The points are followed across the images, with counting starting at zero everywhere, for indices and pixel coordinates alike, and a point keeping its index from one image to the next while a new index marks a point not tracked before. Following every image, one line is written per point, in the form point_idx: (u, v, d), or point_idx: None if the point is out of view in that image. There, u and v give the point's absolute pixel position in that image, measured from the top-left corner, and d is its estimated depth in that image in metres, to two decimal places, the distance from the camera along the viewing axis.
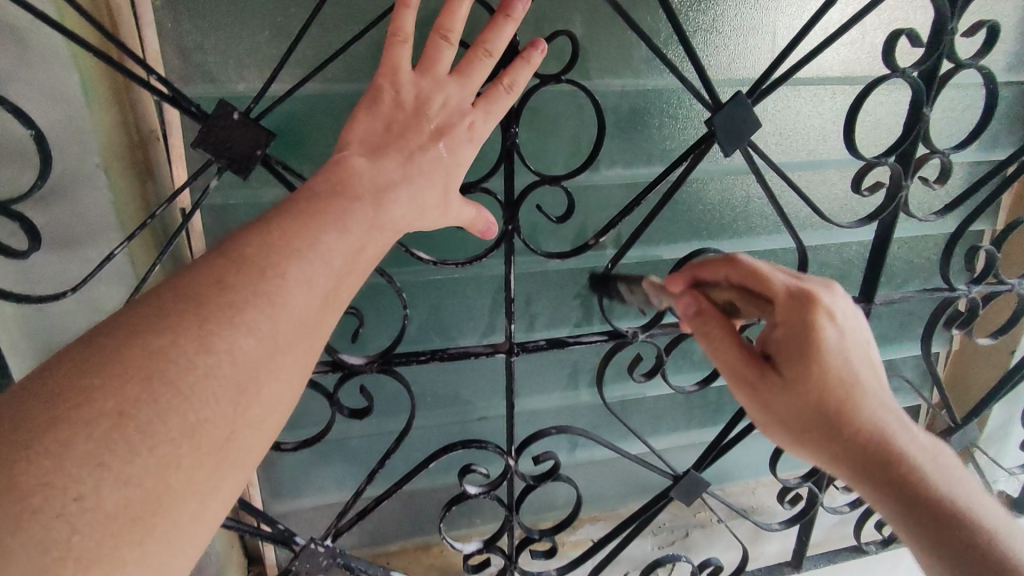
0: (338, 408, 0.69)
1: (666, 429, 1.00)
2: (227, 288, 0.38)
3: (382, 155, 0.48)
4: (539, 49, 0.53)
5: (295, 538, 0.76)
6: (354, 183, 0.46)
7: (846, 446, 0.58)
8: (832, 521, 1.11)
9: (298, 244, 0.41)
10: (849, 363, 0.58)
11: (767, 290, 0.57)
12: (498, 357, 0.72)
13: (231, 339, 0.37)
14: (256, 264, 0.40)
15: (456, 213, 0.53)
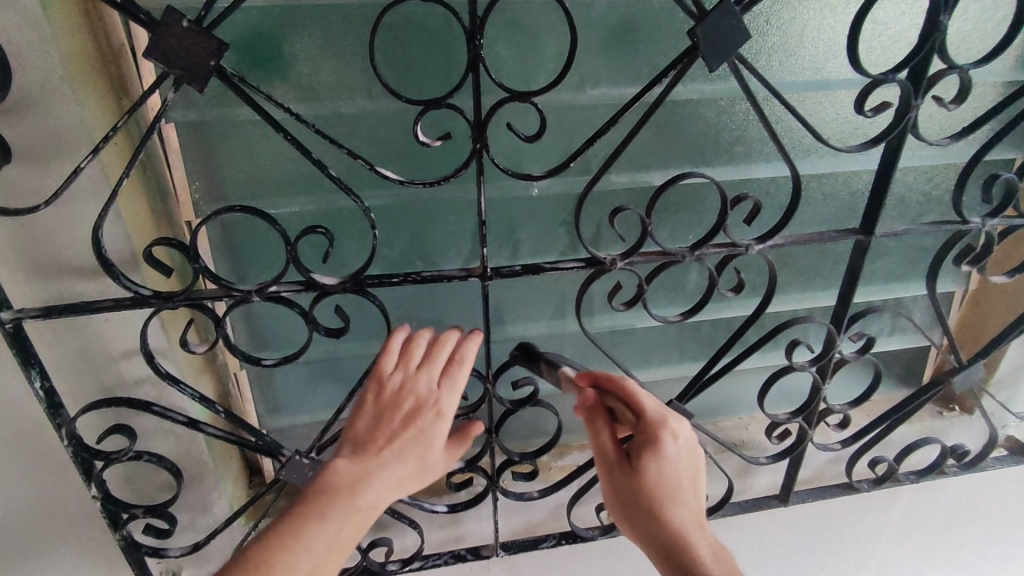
0: (314, 326, 0.71)
1: (656, 361, 1.00)
2: (285, 532, 0.60)
3: (385, 391, 0.69)
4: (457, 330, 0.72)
5: (281, 450, 0.80)
6: (381, 424, 0.67)
7: (660, 531, 0.67)
8: (825, 457, 1.11)
9: (318, 515, 0.61)
10: (684, 484, 0.68)
11: (641, 406, 0.70)
12: (472, 281, 0.72)
13: (318, 562, 0.60)
14: (340, 500, 0.62)
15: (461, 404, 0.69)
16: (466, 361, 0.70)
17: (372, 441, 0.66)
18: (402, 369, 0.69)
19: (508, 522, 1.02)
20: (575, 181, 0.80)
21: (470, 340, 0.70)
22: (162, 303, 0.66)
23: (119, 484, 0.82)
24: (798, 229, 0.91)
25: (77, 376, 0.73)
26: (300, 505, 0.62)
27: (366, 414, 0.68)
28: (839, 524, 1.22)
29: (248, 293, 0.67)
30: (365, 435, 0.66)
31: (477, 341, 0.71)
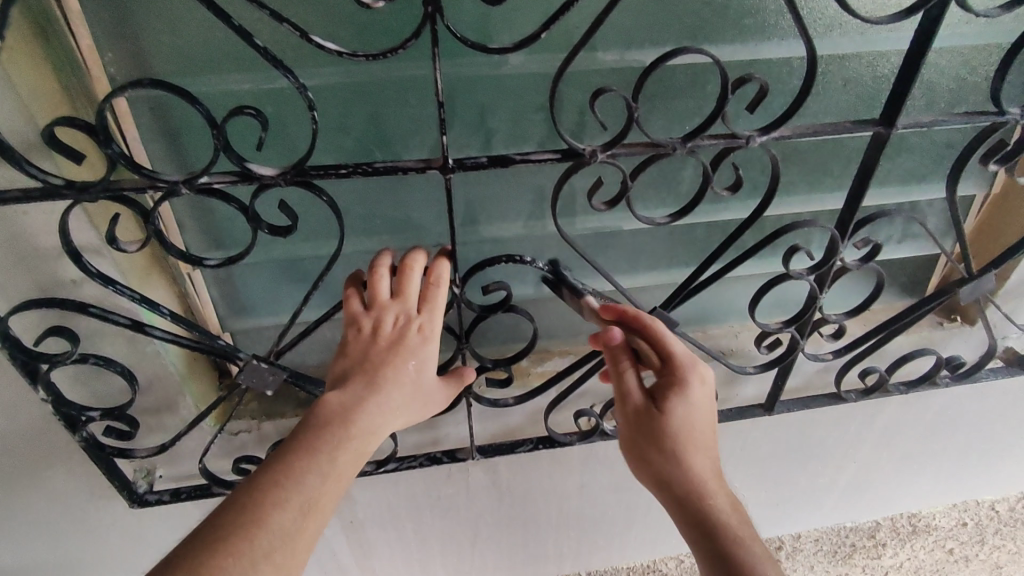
0: (255, 224, 0.63)
1: (643, 266, 0.93)
2: (280, 463, 0.56)
3: (355, 329, 0.67)
4: (415, 250, 0.69)
5: (238, 355, 0.76)
6: (359, 359, 0.65)
7: (681, 475, 0.67)
8: (816, 367, 1.07)
9: (313, 443, 0.58)
10: (703, 428, 0.70)
11: (671, 351, 0.70)
12: (432, 175, 0.64)
13: (320, 492, 0.55)
14: (334, 428, 0.59)
15: (430, 318, 0.67)
16: (441, 281, 0.69)
17: (364, 370, 0.64)
18: (372, 305, 0.67)
19: (485, 427, 1.00)
20: (554, 58, 0.69)
21: (440, 260, 0.69)
22: (79, 195, 0.58)
23: (74, 386, 0.79)
24: (810, 120, 0.80)
25: (5, 274, 0.67)
26: (287, 442, 0.58)
27: (350, 353, 0.66)
28: (823, 432, 1.22)
29: (176, 184, 0.59)
30: (345, 369, 0.65)
31: (446, 262, 0.70)
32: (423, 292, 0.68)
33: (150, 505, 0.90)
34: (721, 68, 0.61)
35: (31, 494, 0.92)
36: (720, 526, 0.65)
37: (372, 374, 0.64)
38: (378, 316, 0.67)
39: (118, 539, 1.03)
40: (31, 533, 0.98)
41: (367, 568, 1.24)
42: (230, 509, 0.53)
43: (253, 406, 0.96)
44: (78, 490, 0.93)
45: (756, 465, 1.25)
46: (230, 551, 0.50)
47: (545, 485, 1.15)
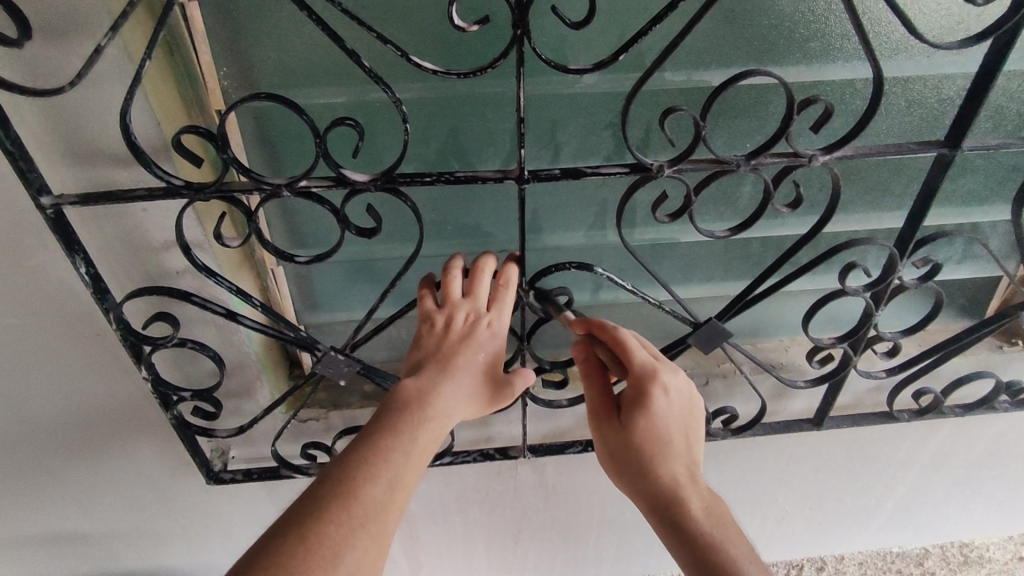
0: (345, 225, 0.69)
1: (698, 278, 0.96)
2: (368, 442, 0.62)
3: (427, 323, 0.72)
4: (488, 254, 0.74)
5: (317, 345, 0.82)
6: (432, 350, 0.70)
7: (656, 486, 0.69)
8: (868, 385, 1.07)
9: (396, 425, 0.64)
10: (669, 435, 0.70)
11: (631, 360, 0.71)
12: (508, 184, 0.68)
13: (404, 469, 0.62)
14: (412, 411, 0.65)
15: (500, 319, 0.72)
16: (510, 283, 0.74)
17: (439, 359, 0.69)
18: (445, 302, 0.72)
19: (537, 428, 1.04)
20: (626, 77, 0.73)
21: (509, 265, 0.75)
22: (195, 194, 0.65)
23: (169, 367, 0.87)
24: (872, 140, 0.82)
25: (121, 263, 0.75)
26: (372, 424, 0.65)
27: (424, 345, 0.71)
28: (872, 452, 1.21)
29: (278, 187, 0.66)
30: (420, 359, 0.70)
31: (514, 267, 0.75)
32: (494, 294, 0.73)
33: (226, 483, 0.96)
34: (788, 89, 0.64)
35: (120, 465, 1.00)
36: (695, 534, 0.66)
37: (446, 362, 0.69)
38: (450, 313, 0.71)
39: (190, 512, 1.10)
40: (117, 501, 1.07)
41: (414, 558, 1.29)
42: (325, 483, 0.59)
43: (321, 396, 1.02)
44: (161, 463, 1.01)
45: (801, 481, 1.26)
46: (331, 519, 0.56)
47: (590, 488, 1.18)
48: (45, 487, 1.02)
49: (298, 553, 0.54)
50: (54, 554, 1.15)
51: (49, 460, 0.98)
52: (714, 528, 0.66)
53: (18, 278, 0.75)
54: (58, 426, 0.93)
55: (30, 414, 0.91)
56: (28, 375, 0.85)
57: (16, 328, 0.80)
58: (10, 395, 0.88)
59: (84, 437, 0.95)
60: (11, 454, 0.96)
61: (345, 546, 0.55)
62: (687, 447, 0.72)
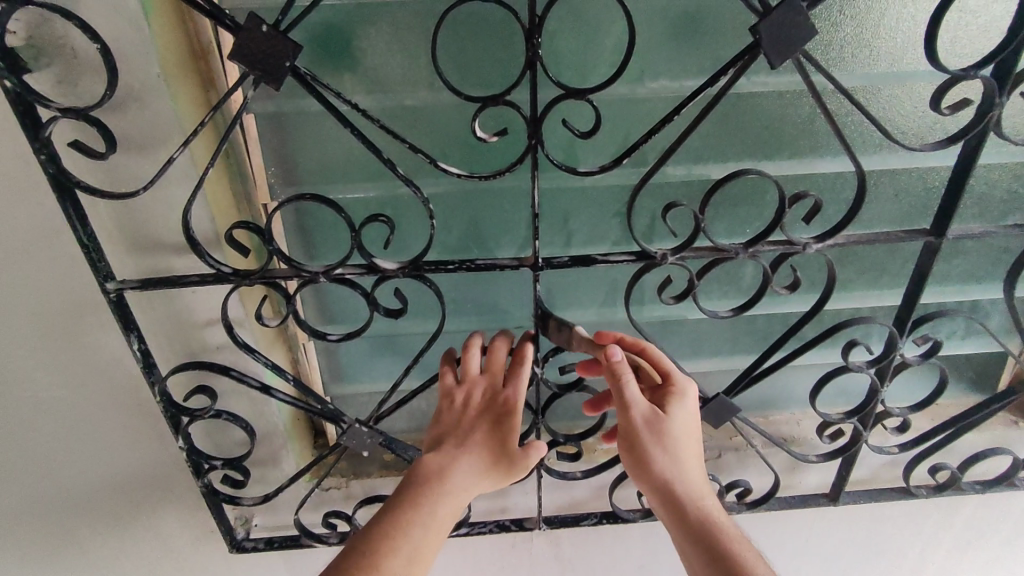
0: (374, 307, 0.75)
1: (707, 353, 1.00)
2: (388, 515, 0.67)
3: (446, 398, 0.77)
4: (504, 334, 0.78)
5: (342, 417, 0.86)
6: (450, 426, 0.75)
7: (682, 484, 0.72)
8: (882, 460, 1.08)
9: (414, 499, 0.68)
10: (695, 437, 0.75)
11: (668, 371, 0.77)
12: (524, 270, 0.74)
13: (422, 543, 0.65)
14: (431, 487, 0.69)
15: (515, 393, 0.76)
16: (526, 360, 0.77)
17: (458, 434, 0.74)
18: (464, 379, 0.77)
19: (552, 499, 1.06)
20: (631, 172, 0.80)
21: (526, 343, 0.78)
22: (241, 280, 0.72)
23: (203, 437, 0.91)
24: (865, 226, 0.87)
25: (168, 339, 0.82)
26: (393, 499, 0.69)
27: (443, 421, 0.75)
28: (893, 529, 1.19)
29: (316, 274, 0.72)
30: (440, 434, 0.75)
31: (531, 344, 0.79)
32: (509, 370, 0.77)
33: (247, 551, 0.98)
34: (779, 186, 0.70)
35: (147, 531, 1.04)
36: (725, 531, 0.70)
37: (464, 436, 0.73)
38: (468, 389, 0.76)
39: None
40: (140, 569, 1.09)
41: None
42: (347, 556, 0.63)
43: (342, 465, 1.05)
44: (186, 531, 1.04)
45: (822, 560, 1.23)
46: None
47: (606, 562, 1.17)
48: (73, 553, 1.05)
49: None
50: None
51: (81, 526, 1.02)
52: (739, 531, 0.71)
53: (74, 353, 0.82)
54: (94, 493, 0.97)
55: (69, 480, 0.95)
56: (72, 442, 0.91)
57: (67, 399, 0.86)
58: (53, 462, 0.93)
59: (116, 504, 0.99)
60: (46, 520, 1.00)
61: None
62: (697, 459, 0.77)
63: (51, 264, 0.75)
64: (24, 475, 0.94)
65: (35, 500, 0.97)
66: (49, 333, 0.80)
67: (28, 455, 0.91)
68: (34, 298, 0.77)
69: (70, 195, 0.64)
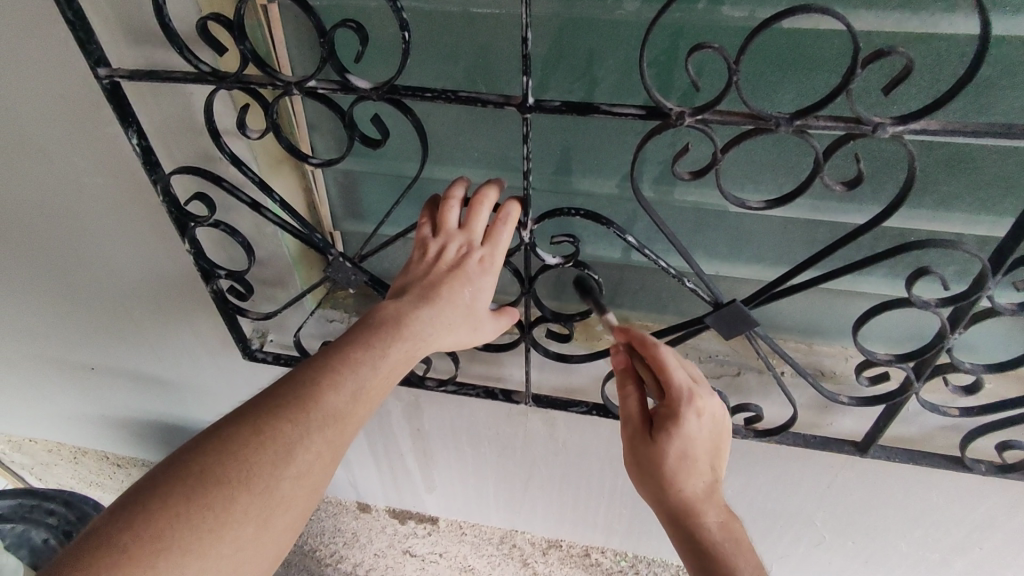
0: (351, 132, 0.69)
1: (745, 256, 0.85)
2: (341, 352, 0.66)
3: (419, 253, 0.74)
4: (489, 188, 0.71)
5: (330, 250, 0.84)
6: (415, 279, 0.72)
7: (675, 499, 0.72)
8: (942, 422, 0.90)
9: (369, 340, 0.66)
10: (703, 450, 0.71)
11: (669, 383, 0.70)
12: (510, 111, 0.63)
13: (369, 383, 0.64)
14: (387, 329, 0.68)
15: (497, 255, 0.72)
16: (509, 220, 0.72)
17: (423, 287, 0.71)
18: (439, 231, 0.73)
19: (547, 379, 1.02)
20: (672, 8, 0.65)
21: (508, 203, 0.72)
22: (219, 82, 0.68)
23: (214, 247, 0.95)
24: (985, 116, 0.66)
25: (174, 142, 0.83)
26: (348, 337, 0.67)
27: (412, 272, 0.73)
28: (940, 501, 1.04)
29: (289, 85, 0.67)
30: (405, 285, 0.72)
31: (517, 205, 0.73)
32: (489, 228, 0.73)
33: (257, 361, 1.05)
34: (852, 36, 0.52)
35: (184, 326, 1.15)
36: (708, 545, 0.71)
37: (429, 289, 0.70)
38: (443, 243, 0.72)
39: (241, 381, 1.24)
40: (184, 357, 1.23)
41: (429, 477, 1.36)
42: (290, 383, 0.63)
43: (350, 302, 1.07)
44: (216, 332, 1.14)
45: (843, 509, 1.12)
46: (288, 419, 0.60)
47: (602, 455, 1.14)
48: (131, 331, 1.20)
49: (250, 445, 0.58)
50: (140, 391, 1.37)
51: (132, 310, 1.14)
52: (728, 545, 0.72)
53: (97, 144, 0.86)
54: (137, 283, 1.08)
55: (116, 269, 1.06)
56: (108, 231, 0.99)
57: (97, 188, 0.92)
58: (98, 246, 1.02)
59: (155, 295, 1.09)
60: (104, 300, 1.13)
61: (298, 446, 0.60)
62: (713, 457, 0.73)
63: (61, 47, 0.76)
64: (77, 254, 1.04)
65: (91, 278, 1.09)
66: (74, 119, 0.84)
67: (78, 237, 1.01)
68: (54, 82, 0.79)
69: None
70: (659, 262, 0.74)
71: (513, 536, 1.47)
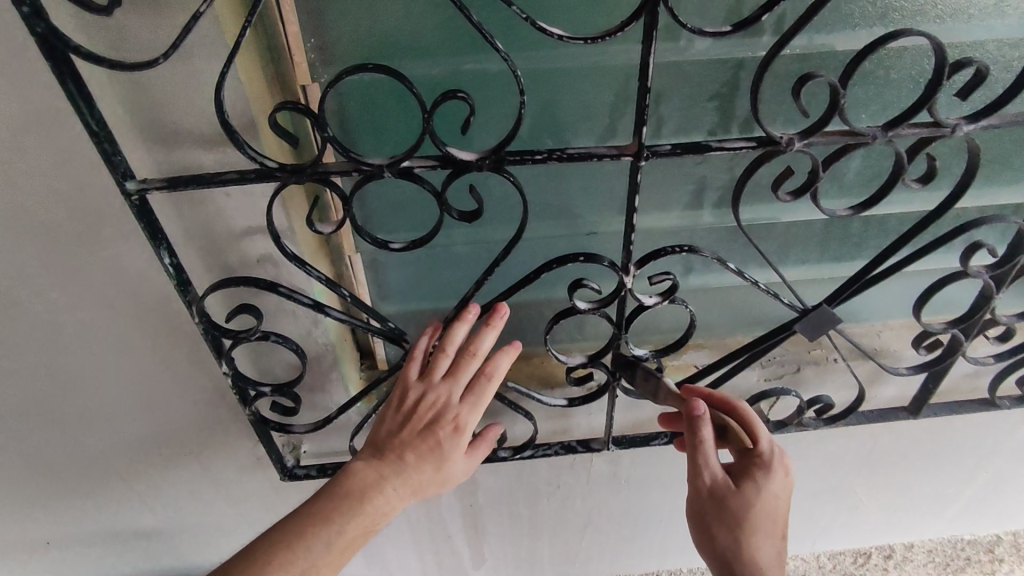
0: (447, 209, 0.64)
1: (794, 259, 0.91)
2: (295, 527, 0.63)
3: (397, 399, 0.72)
4: (500, 315, 0.69)
5: (405, 337, 0.77)
6: (387, 439, 0.70)
7: (749, 560, 0.71)
8: (966, 371, 1.02)
9: (326, 514, 0.64)
10: (777, 514, 0.73)
11: (758, 439, 0.73)
12: (624, 161, 0.62)
13: (321, 563, 0.62)
14: (346, 500, 0.65)
15: (474, 403, 0.70)
16: (494, 376, 0.71)
17: (393, 441, 0.69)
18: (426, 377, 0.71)
19: (617, 418, 1.00)
20: (740, 42, 0.68)
21: (499, 355, 0.71)
22: (289, 177, 0.60)
23: (247, 361, 0.84)
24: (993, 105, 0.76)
25: (200, 252, 0.71)
26: (311, 503, 0.65)
27: (388, 419, 0.71)
28: (958, 440, 1.16)
29: (379, 169, 0.60)
30: (382, 441, 0.70)
31: (507, 356, 0.71)
32: (472, 371, 0.70)
33: (299, 479, 0.93)
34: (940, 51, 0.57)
35: (188, 460, 0.98)
36: None
37: (399, 445, 0.69)
38: (423, 391, 0.70)
39: (258, 505, 1.08)
40: (185, 496, 1.05)
41: (478, 552, 1.27)
42: (238, 565, 0.62)
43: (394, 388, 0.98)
44: (230, 457, 0.98)
45: (878, 471, 1.22)
46: None
47: (664, 480, 1.14)
48: (113, 483, 0.99)
49: None
50: (119, 550, 1.14)
51: (117, 457, 0.95)
52: None
53: (90, 273, 0.71)
54: (128, 425, 0.90)
55: (99, 414, 0.88)
56: (95, 370, 0.82)
57: (86, 323, 0.76)
58: (77, 393, 0.84)
59: (152, 433, 0.92)
60: (80, 454, 0.93)
61: None
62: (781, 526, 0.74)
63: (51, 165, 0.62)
64: (46, 407, 0.85)
65: (63, 432, 0.89)
66: (58, 249, 0.68)
67: (50, 387, 0.82)
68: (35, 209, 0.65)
69: (69, 68, 0.51)
70: (760, 285, 0.76)
71: None
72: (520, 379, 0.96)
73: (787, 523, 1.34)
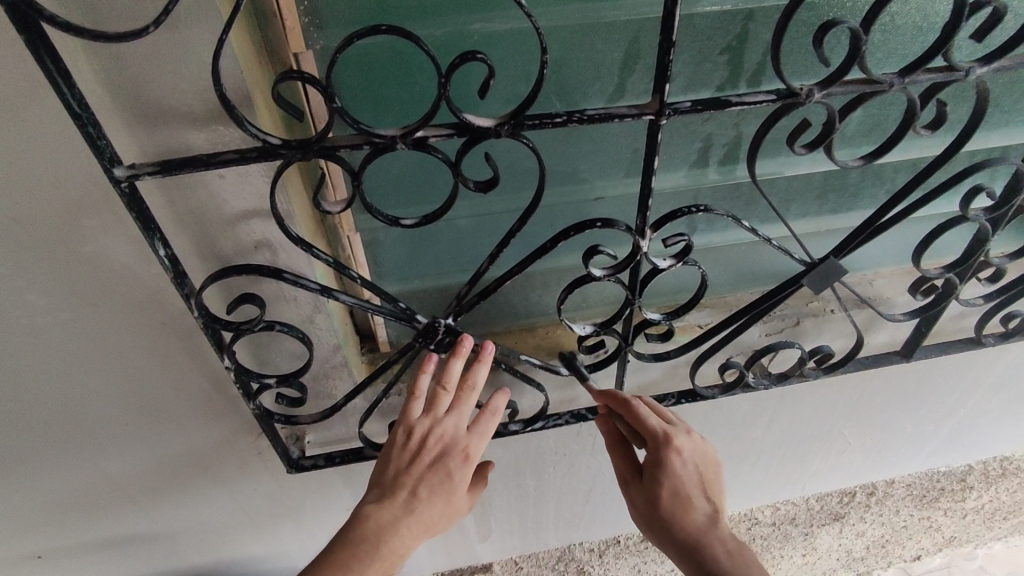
0: (462, 181, 0.60)
1: (793, 214, 0.91)
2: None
3: (398, 437, 0.72)
4: (489, 351, 0.73)
5: (416, 317, 0.74)
6: (393, 476, 0.71)
7: (680, 533, 0.78)
8: (952, 312, 1.06)
9: (347, 562, 0.66)
10: (693, 484, 0.80)
11: (645, 428, 0.79)
12: (645, 120, 0.60)
13: None
14: (367, 546, 0.66)
15: (478, 435, 0.73)
16: (495, 411, 0.75)
17: (404, 480, 0.70)
18: (429, 414, 0.72)
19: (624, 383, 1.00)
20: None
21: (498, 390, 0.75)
22: (295, 153, 0.55)
23: (248, 352, 0.79)
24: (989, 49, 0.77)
25: (192, 240, 0.66)
26: (329, 554, 0.67)
27: (394, 460, 0.71)
28: (941, 380, 1.22)
29: (392, 140, 0.56)
30: (388, 480, 0.71)
31: (503, 395, 0.76)
32: (473, 402, 0.74)
33: (306, 470, 0.89)
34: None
35: (185, 459, 0.93)
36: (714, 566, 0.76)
37: (412, 483, 0.70)
38: (427, 428, 0.72)
39: (260, 499, 1.05)
40: (183, 497, 1.00)
41: (485, 525, 1.27)
42: None
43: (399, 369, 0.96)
44: (230, 453, 0.94)
45: (866, 414, 1.27)
46: None
47: None
48: (105, 488, 0.94)
49: None
50: (114, 555, 1.10)
51: (108, 462, 0.90)
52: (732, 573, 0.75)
53: (71, 270, 0.65)
54: (120, 428, 0.85)
55: (87, 419, 0.82)
56: (80, 374, 0.76)
57: (69, 325, 0.70)
58: (63, 400, 0.78)
59: (145, 435, 0.87)
60: (69, 462, 0.88)
61: None
62: (705, 494, 0.80)
63: (21, 153, 0.56)
64: (28, 415, 0.79)
65: (48, 440, 0.84)
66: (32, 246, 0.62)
67: (31, 394, 0.77)
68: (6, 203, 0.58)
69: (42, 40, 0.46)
70: (772, 243, 0.75)
71: (570, 551, 1.43)
72: (528, 350, 0.95)
73: (780, 472, 1.39)
